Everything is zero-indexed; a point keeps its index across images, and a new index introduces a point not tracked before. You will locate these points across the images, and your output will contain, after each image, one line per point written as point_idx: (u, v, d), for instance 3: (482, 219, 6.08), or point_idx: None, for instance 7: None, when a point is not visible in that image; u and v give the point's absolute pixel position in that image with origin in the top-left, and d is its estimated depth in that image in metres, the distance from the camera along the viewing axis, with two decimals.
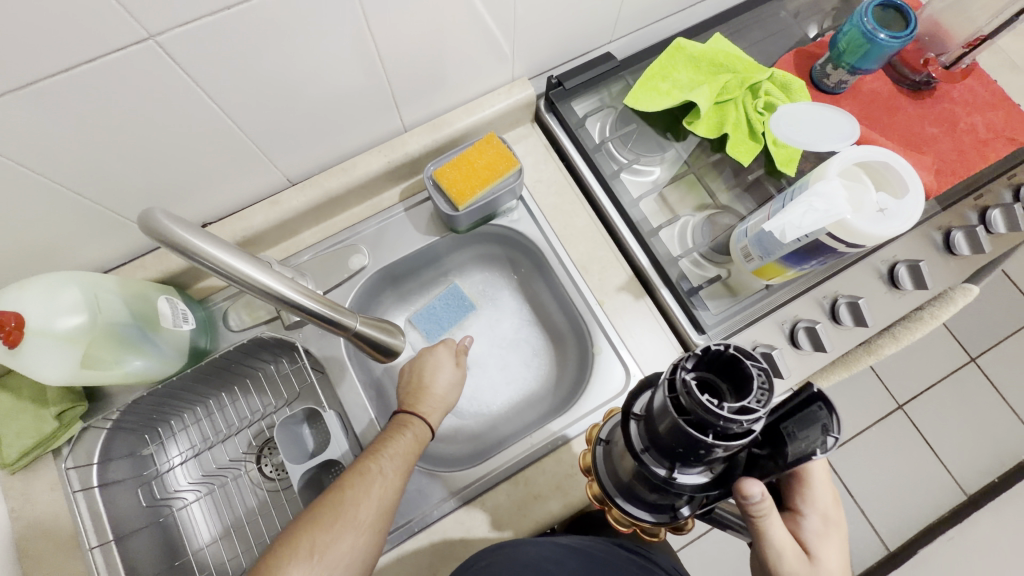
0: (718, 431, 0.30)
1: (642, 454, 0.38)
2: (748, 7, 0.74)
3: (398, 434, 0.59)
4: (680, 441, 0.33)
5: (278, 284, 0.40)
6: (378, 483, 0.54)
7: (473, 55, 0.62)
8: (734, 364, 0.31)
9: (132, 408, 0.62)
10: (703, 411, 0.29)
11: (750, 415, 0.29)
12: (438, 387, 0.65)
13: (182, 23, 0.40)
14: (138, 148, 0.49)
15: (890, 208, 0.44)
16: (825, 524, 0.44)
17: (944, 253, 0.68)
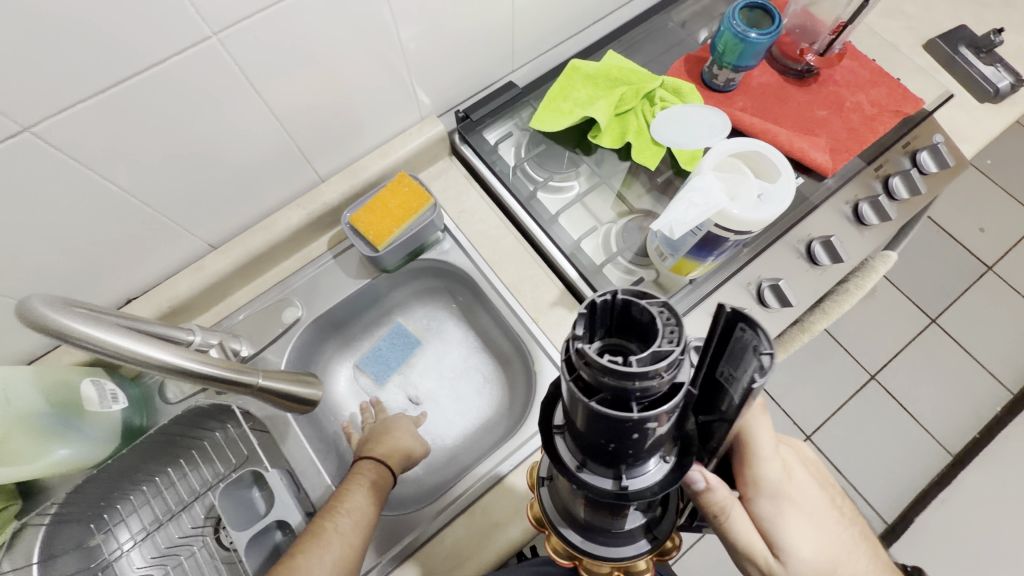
0: (640, 399, 0.26)
1: (580, 470, 0.34)
2: (637, 23, 0.79)
3: (353, 488, 0.57)
4: (608, 432, 0.28)
5: (175, 356, 0.37)
6: (337, 541, 0.51)
7: (376, 100, 0.64)
8: (628, 310, 0.27)
9: (73, 498, 0.60)
10: (609, 376, 0.25)
11: (665, 360, 0.25)
12: (394, 430, 0.65)
13: (55, 113, 0.41)
14: (37, 239, 0.49)
15: (767, 193, 0.46)
16: (781, 503, 0.45)
17: (857, 224, 0.70)
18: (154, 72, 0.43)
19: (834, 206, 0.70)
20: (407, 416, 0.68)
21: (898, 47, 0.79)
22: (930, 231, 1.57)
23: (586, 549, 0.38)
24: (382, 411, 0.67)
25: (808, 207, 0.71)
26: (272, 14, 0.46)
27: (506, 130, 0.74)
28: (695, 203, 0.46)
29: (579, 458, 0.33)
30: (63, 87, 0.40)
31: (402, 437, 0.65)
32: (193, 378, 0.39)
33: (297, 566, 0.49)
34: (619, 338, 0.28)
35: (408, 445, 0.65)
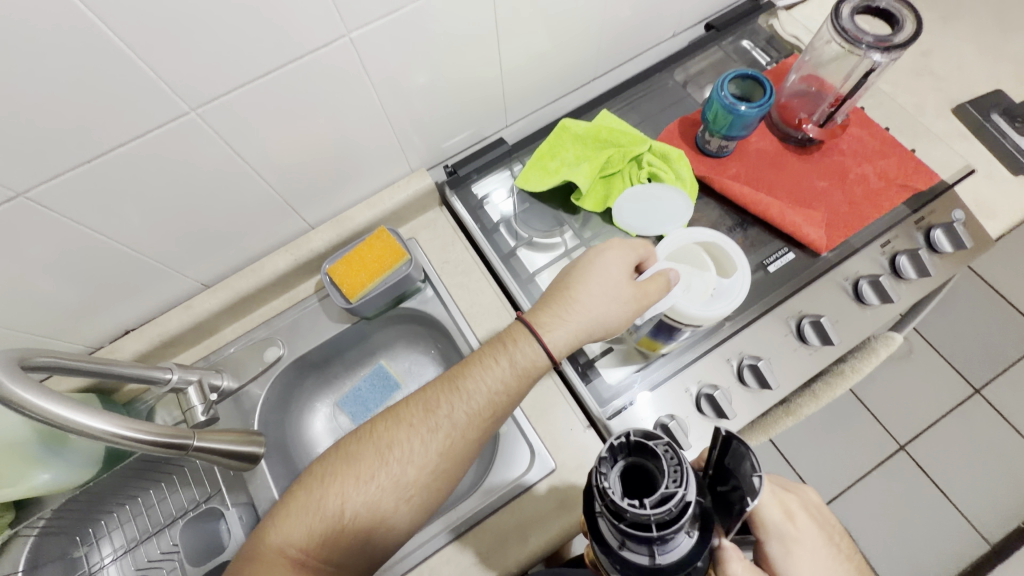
0: (658, 522, 0.32)
1: (622, 548, 0.35)
2: (635, 83, 0.79)
3: (492, 364, 0.50)
4: (637, 542, 0.33)
5: (111, 424, 0.41)
6: (440, 435, 0.48)
7: (362, 157, 0.66)
8: (641, 448, 0.35)
9: (59, 512, 0.66)
10: (630, 513, 0.32)
11: (672, 499, 0.32)
12: (563, 320, 0.50)
13: (46, 179, 0.46)
14: (36, 282, 0.54)
15: (719, 288, 0.49)
16: (793, 549, 0.43)
17: (856, 303, 0.65)
18: (136, 142, 0.47)
19: (833, 280, 0.65)
20: (613, 273, 0.50)
21: (918, 114, 0.74)
22: (978, 291, 1.44)
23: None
24: (621, 250, 0.51)
25: (813, 274, 0.66)
26: (247, 91, 0.49)
27: (495, 184, 0.75)
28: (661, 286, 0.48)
29: (618, 537, 0.34)
30: (51, 159, 0.44)
31: (552, 318, 0.50)
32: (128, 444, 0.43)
33: (399, 433, 0.49)
34: (637, 459, 0.35)
35: (602, 320, 0.49)
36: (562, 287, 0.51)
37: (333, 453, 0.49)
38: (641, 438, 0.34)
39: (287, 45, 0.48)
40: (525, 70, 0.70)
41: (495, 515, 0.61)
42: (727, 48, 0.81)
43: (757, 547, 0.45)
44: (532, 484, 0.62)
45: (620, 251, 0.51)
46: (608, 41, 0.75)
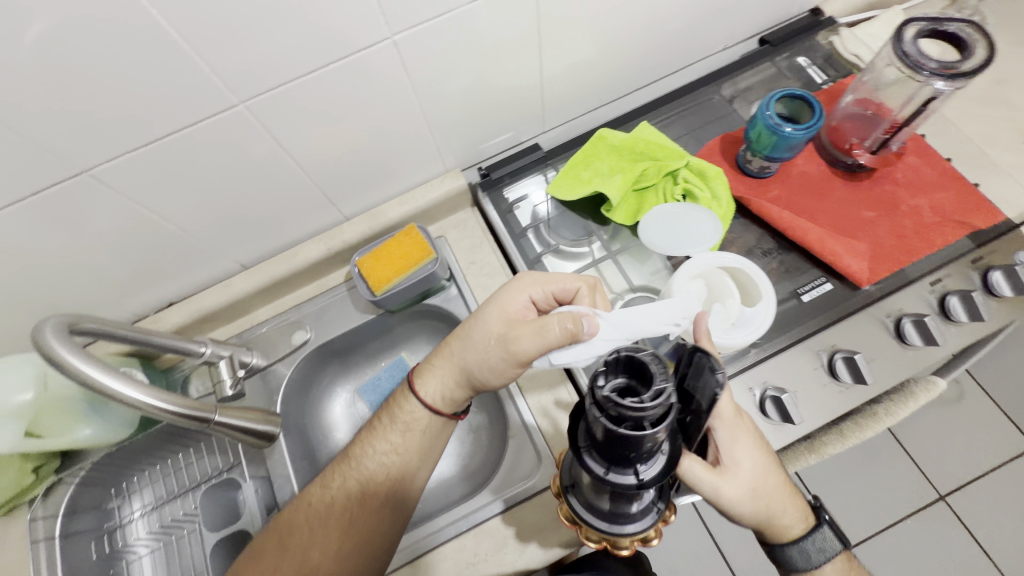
0: (652, 420, 0.30)
1: (608, 473, 0.35)
2: (679, 96, 0.77)
3: (386, 426, 0.58)
4: (628, 448, 0.32)
5: (136, 391, 0.44)
6: (346, 493, 0.55)
7: (399, 154, 0.68)
8: (631, 360, 0.32)
9: (99, 465, 0.72)
10: (630, 411, 0.29)
11: (665, 396, 0.30)
12: (451, 379, 0.56)
13: (106, 159, 0.49)
14: (94, 252, 0.59)
15: (739, 319, 0.48)
16: (738, 437, 0.48)
17: (897, 342, 0.61)
18: (189, 130, 0.50)
19: (873, 315, 0.62)
20: (491, 333, 0.53)
21: (988, 146, 0.69)
22: None
23: (612, 530, 0.42)
24: (501, 300, 0.54)
25: (852, 307, 0.62)
26: (292, 87, 0.51)
27: (527, 190, 0.75)
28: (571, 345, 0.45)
29: (605, 462, 0.35)
30: (113, 141, 0.48)
31: (442, 377, 0.56)
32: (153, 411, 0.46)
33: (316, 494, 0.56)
34: (626, 374, 0.33)
35: (477, 375, 0.54)
36: (447, 340, 0.58)
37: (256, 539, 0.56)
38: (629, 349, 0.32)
39: (334, 45, 0.50)
40: (567, 77, 0.70)
41: (497, 518, 0.61)
42: (780, 64, 0.78)
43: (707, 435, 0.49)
44: (537, 491, 0.62)
45: (495, 307, 0.54)
46: (654, 52, 0.74)
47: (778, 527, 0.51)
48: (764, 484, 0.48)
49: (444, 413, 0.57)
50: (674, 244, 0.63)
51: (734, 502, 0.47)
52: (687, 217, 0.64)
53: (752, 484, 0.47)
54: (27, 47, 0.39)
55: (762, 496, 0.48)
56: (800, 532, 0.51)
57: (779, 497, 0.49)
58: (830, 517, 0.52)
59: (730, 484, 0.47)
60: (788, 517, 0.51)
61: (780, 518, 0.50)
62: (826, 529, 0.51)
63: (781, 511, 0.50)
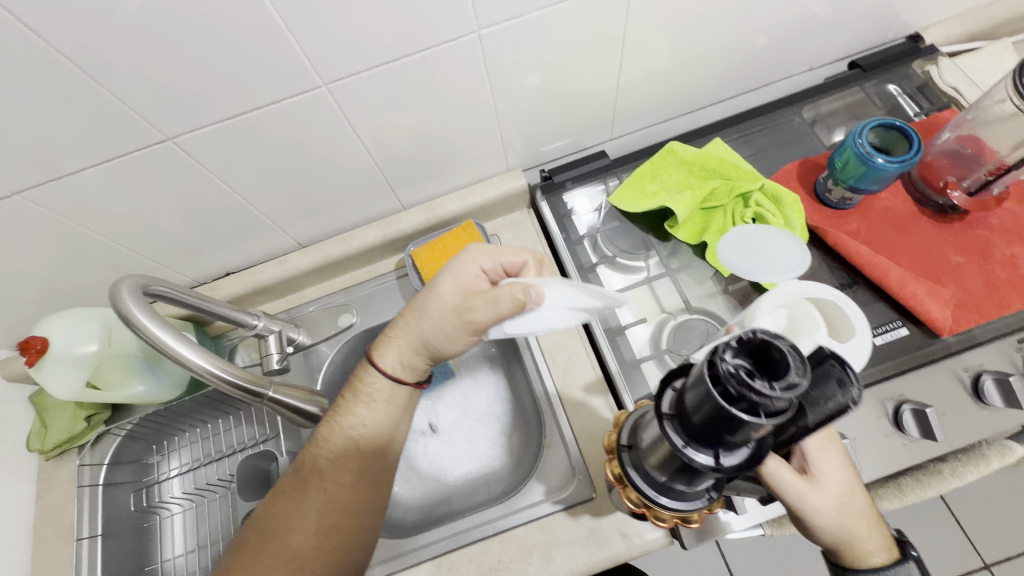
0: (770, 410, 0.27)
1: (684, 448, 0.33)
2: (757, 114, 0.74)
3: (353, 403, 0.55)
4: (726, 428, 0.29)
5: (195, 355, 0.44)
6: (322, 478, 0.53)
7: (464, 149, 0.68)
8: (767, 345, 0.28)
9: (146, 421, 0.75)
10: (756, 393, 0.26)
11: (798, 391, 0.26)
12: (418, 356, 0.55)
13: (191, 129, 0.51)
14: (166, 217, 0.61)
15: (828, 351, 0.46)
16: (824, 445, 0.47)
17: (974, 401, 0.55)
18: (271, 108, 0.51)
19: (948, 367, 0.56)
20: (446, 305, 0.52)
21: None
22: None
23: (656, 500, 0.40)
24: (454, 271, 0.53)
25: (928, 357, 0.57)
26: (372, 74, 0.51)
27: (587, 197, 0.73)
28: (525, 313, 0.47)
29: (686, 436, 0.33)
30: (199, 111, 0.49)
31: (404, 356, 0.55)
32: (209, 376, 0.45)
33: (295, 479, 0.54)
34: (750, 357, 0.29)
35: (435, 345, 0.53)
36: (403, 311, 0.56)
37: (243, 528, 0.55)
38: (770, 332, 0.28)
39: (421, 37, 0.49)
40: (641, 87, 0.68)
41: (524, 527, 0.60)
42: (869, 90, 0.74)
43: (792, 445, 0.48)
44: (568, 504, 0.60)
45: (447, 280, 0.52)
46: (735, 67, 0.71)
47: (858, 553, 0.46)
48: (848, 499, 0.45)
49: (411, 383, 0.56)
50: (746, 264, 0.59)
51: (821, 513, 0.44)
52: (756, 237, 0.61)
53: (839, 497, 0.45)
54: (136, 14, 0.40)
55: (845, 511, 0.45)
56: (883, 562, 0.45)
57: (862, 518, 0.46)
58: (919, 555, 0.46)
59: (818, 491, 0.44)
60: (868, 541, 0.46)
61: (866, 542, 0.46)
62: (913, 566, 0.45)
63: (865, 535, 0.46)
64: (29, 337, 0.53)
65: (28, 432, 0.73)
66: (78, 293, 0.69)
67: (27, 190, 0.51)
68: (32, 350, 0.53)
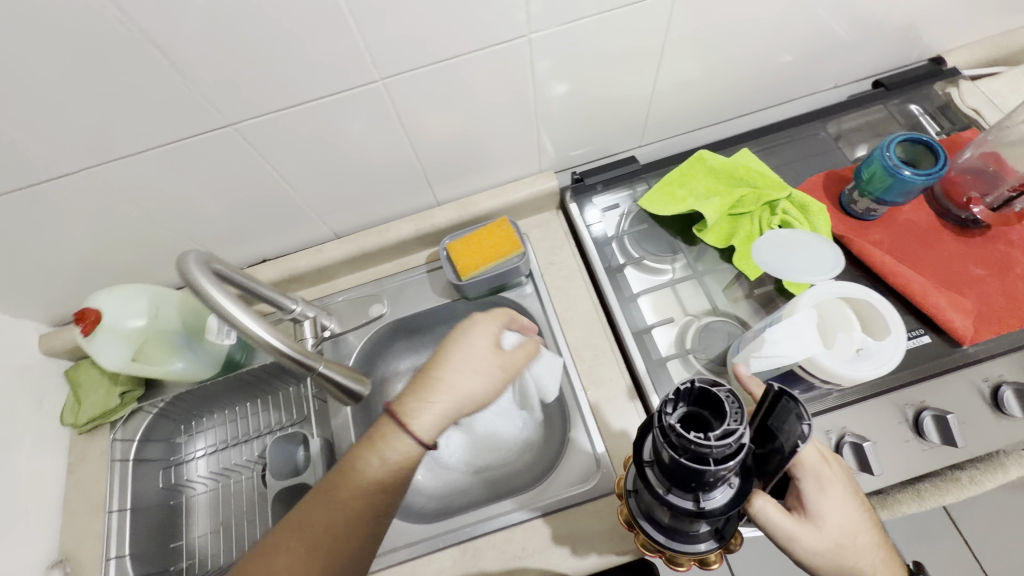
0: (717, 458, 0.31)
1: (668, 493, 0.36)
2: (784, 127, 0.76)
3: (375, 461, 0.49)
4: (688, 476, 0.33)
5: (257, 326, 0.45)
6: (328, 537, 0.46)
7: (500, 149, 0.70)
8: (703, 394, 0.33)
9: (176, 401, 0.76)
10: (693, 444, 0.31)
11: (734, 436, 0.31)
12: (436, 423, 0.51)
13: (253, 116, 0.53)
14: (215, 201, 0.63)
15: (866, 349, 0.42)
16: (827, 487, 0.45)
17: (993, 411, 0.57)
18: (329, 100, 0.54)
19: (967, 377, 0.59)
20: (481, 363, 0.54)
21: None
22: None
23: (669, 544, 0.41)
24: (477, 330, 0.56)
25: (947, 366, 0.59)
26: (428, 70, 0.54)
27: (615, 200, 0.75)
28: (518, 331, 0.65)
29: (666, 483, 0.37)
30: (262, 99, 0.51)
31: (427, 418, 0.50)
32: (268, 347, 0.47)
33: (292, 530, 0.47)
34: (696, 407, 0.34)
35: (476, 399, 0.54)
36: (426, 372, 0.54)
37: None
38: (709, 381, 0.33)
39: (476, 36, 0.52)
40: (673, 96, 0.71)
41: (548, 517, 0.61)
42: (892, 108, 0.77)
43: (789, 484, 0.46)
44: (592, 496, 0.61)
45: (476, 338, 0.55)
46: (765, 81, 0.74)
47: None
48: (854, 544, 0.44)
49: (431, 447, 0.51)
50: (785, 263, 0.61)
51: (817, 556, 0.44)
52: (799, 240, 0.62)
53: (840, 541, 0.44)
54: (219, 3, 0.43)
55: (852, 557, 0.44)
56: None
57: (873, 558, 0.45)
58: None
59: (812, 534, 0.44)
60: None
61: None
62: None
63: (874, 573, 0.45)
64: (82, 308, 0.55)
65: (62, 407, 0.74)
66: (121, 271, 0.71)
67: (93, 166, 0.53)
68: (87, 321, 0.55)
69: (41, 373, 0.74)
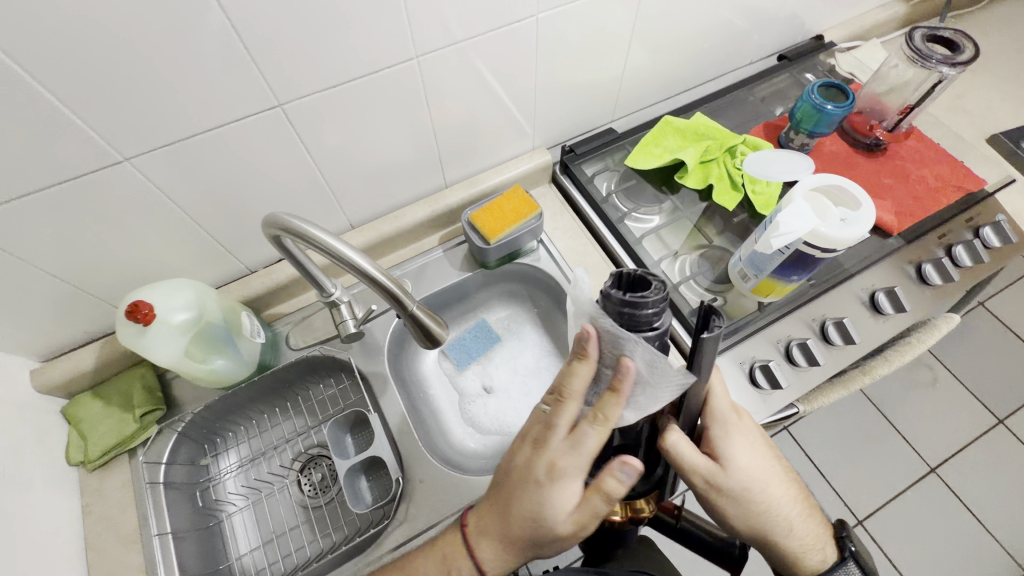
0: (628, 322, 0.35)
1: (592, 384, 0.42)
2: (721, 95, 0.93)
3: (435, 571, 0.51)
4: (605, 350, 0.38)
5: (359, 258, 0.48)
6: None
7: (502, 128, 0.79)
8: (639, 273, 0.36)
9: (199, 419, 0.71)
10: (612, 301, 0.35)
11: (644, 302, 0.34)
12: (547, 497, 0.45)
13: (301, 95, 0.56)
14: (246, 192, 0.64)
15: (849, 218, 0.55)
16: (733, 433, 0.49)
17: (921, 283, 0.75)
18: (370, 77, 0.59)
19: (898, 261, 0.76)
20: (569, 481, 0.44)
21: (966, 137, 0.86)
22: (990, 326, 1.51)
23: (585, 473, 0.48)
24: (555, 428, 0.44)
25: (881, 256, 0.76)
26: (455, 49, 0.62)
27: (602, 166, 0.86)
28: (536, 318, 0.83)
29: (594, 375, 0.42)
30: (312, 78, 0.55)
31: (497, 493, 0.49)
32: (369, 282, 0.49)
33: None
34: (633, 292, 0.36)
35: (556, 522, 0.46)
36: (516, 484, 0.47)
37: None
38: (642, 270, 0.36)
39: (498, 16, 0.61)
40: (636, 73, 0.84)
41: None
42: (795, 74, 0.96)
43: (701, 432, 0.50)
44: None
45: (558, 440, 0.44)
46: (703, 58, 0.90)
47: (792, 549, 0.51)
48: (762, 487, 0.50)
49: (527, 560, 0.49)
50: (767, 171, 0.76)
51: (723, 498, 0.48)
52: (774, 155, 0.78)
53: (748, 484, 0.49)
54: None
55: (758, 502, 0.50)
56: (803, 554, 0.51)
57: (784, 510, 0.51)
58: (855, 551, 0.52)
59: (720, 476, 0.48)
60: (794, 535, 0.51)
61: (778, 528, 0.50)
62: (853, 566, 0.51)
63: (777, 523, 0.50)
64: (138, 301, 0.53)
65: (66, 443, 0.68)
66: (131, 283, 0.67)
67: (138, 155, 0.53)
68: (143, 312, 0.54)
69: (35, 412, 0.66)
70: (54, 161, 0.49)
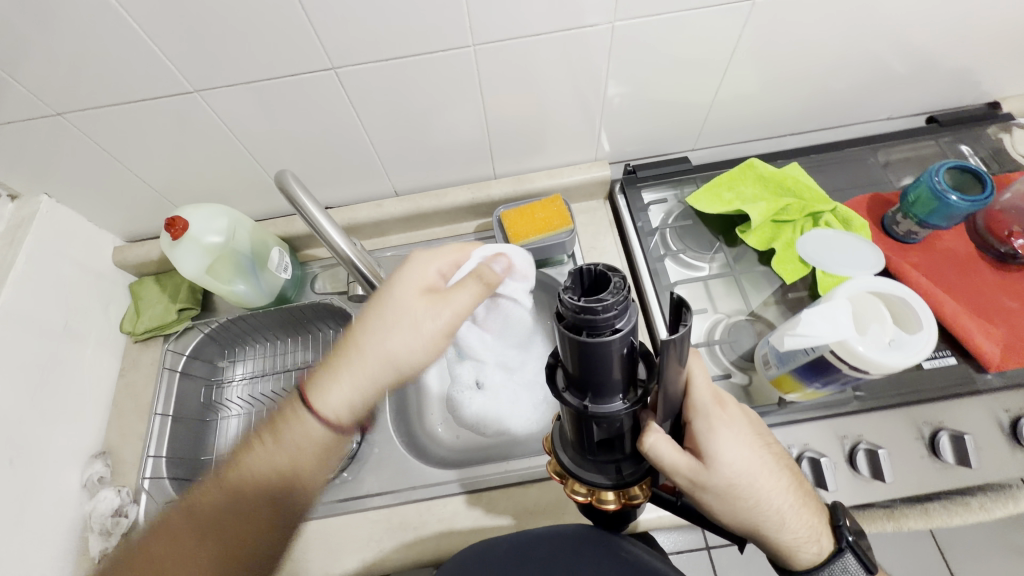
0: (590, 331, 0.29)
1: (563, 391, 0.36)
2: (834, 149, 0.79)
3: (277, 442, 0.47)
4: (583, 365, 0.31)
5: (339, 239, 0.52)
6: (211, 519, 0.45)
7: (564, 132, 0.75)
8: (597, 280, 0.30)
9: (225, 328, 0.80)
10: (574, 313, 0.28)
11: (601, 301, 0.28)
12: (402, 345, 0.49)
13: (357, 63, 0.58)
14: (299, 142, 0.68)
15: (899, 342, 0.45)
16: (716, 426, 0.44)
17: (1011, 441, 0.59)
18: (425, 57, 0.59)
19: (988, 405, 0.61)
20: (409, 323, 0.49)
21: None
22: None
23: (573, 468, 0.41)
24: (406, 276, 0.51)
25: (967, 389, 0.62)
26: (519, 44, 0.59)
27: (662, 196, 0.79)
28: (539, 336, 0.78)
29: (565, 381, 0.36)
30: (368, 47, 0.56)
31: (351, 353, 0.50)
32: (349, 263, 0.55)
33: (169, 524, 0.45)
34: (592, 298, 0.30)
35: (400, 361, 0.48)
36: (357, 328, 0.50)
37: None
38: (606, 266, 0.30)
39: (569, 18, 0.57)
40: (732, 104, 0.75)
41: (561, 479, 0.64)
42: (943, 144, 0.79)
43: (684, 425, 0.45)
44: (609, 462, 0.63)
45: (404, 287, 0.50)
46: (821, 103, 0.77)
47: (782, 543, 0.45)
48: (749, 485, 0.44)
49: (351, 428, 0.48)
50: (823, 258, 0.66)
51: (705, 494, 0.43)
52: (829, 236, 0.68)
53: (734, 481, 0.43)
54: None
55: (748, 499, 0.44)
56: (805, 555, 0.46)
57: (778, 505, 0.45)
58: (853, 541, 0.46)
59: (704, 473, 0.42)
60: (792, 532, 0.45)
61: (771, 526, 0.45)
62: (850, 556, 0.45)
63: (771, 520, 0.45)
64: (175, 216, 0.61)
65: (123, 314, 0.80)
66: (197, 197, 0.76)
67: (207, 90, 0.59)
68: (177, 227, 0.61)
69: (108, 281, 0.79)
70: (140, 80, 0.56)
